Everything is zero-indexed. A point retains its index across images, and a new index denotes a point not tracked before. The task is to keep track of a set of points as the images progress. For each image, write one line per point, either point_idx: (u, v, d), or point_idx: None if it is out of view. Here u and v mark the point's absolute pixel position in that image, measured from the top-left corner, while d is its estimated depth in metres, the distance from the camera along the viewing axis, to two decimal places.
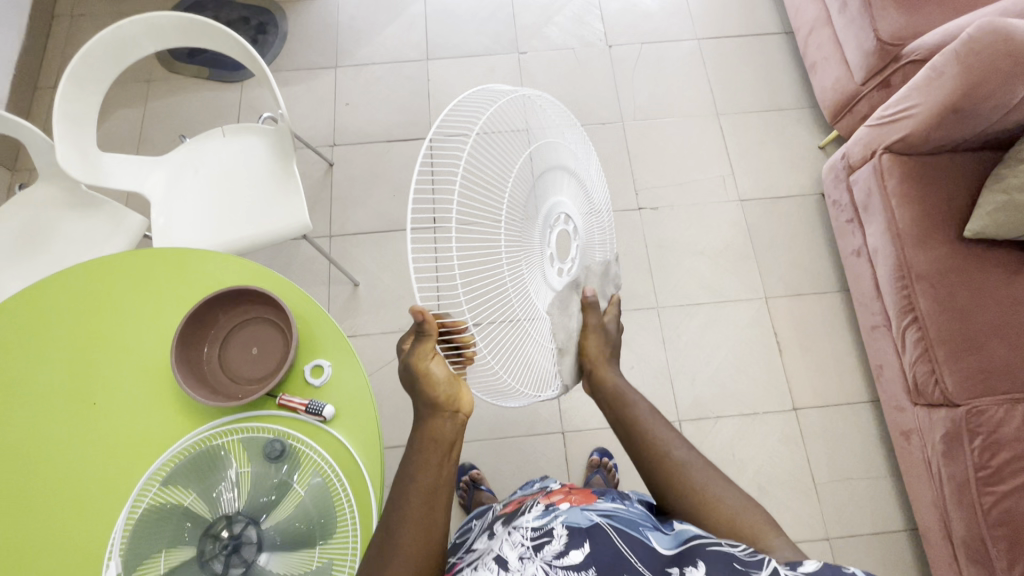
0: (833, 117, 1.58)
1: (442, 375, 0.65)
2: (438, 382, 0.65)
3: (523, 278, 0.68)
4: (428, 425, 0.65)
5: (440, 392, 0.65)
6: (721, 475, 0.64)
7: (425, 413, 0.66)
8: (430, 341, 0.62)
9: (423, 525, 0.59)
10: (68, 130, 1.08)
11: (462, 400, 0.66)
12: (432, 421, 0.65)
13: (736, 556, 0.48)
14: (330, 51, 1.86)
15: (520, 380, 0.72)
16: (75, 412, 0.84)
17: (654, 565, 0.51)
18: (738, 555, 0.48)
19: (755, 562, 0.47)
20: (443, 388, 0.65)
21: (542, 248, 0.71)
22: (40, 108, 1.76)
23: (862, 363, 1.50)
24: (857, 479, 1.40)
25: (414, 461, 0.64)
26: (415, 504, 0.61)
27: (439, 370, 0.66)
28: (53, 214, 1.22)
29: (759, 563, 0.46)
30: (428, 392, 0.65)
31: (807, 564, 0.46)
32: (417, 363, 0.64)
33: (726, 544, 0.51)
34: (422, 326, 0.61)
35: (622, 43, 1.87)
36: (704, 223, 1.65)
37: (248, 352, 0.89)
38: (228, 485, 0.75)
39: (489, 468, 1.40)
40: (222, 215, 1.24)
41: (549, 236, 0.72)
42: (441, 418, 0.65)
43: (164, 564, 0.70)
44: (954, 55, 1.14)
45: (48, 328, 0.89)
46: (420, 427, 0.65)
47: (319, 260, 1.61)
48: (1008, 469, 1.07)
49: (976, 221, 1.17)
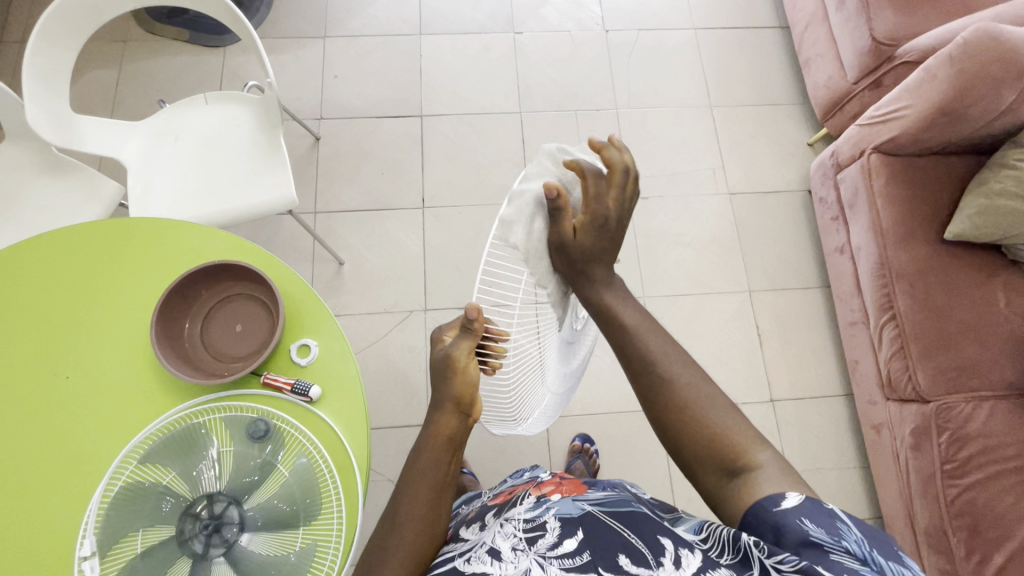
0: (824, 114, 1.60)
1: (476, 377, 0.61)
2: (470, 384, 0.61)
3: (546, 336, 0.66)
4: (443, 416, 0.61)
5: (466, 391, 0.61)
6: None
7: (442, 406, 0.61)
8: (472, 339, 0.61)
9: (425, 503, 0.59)
10: (40, 89, 1.02)
11: (476, 408, 0.62)
12: (444, 416, 0.61)
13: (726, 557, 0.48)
14: (319, 20, 1.79)
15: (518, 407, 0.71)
16: (48, 384, 0.81)
17: (648, 536, 0.51)
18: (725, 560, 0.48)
19: (744, 557, 0.48)
20: (470, 388, 0.61)
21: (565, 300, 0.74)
22: (6, 63, 1.66)
23: (838, 357, 1.54)
24: (828, 469, 1.45)
25: (416, 458, 0.61)
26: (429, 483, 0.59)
27: (475, 372, 0.61)
28: (22, 178, 1.16)
29: (745, 562, 0.47)
30: (455, 388, 0.61)
31: (792, 504, 0.49)
32: (455, 356, 0.61)
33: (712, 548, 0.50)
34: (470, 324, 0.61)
35: (619, 28, 1.84)
36: (693, 215, 1.66)
37: (233, 330, 0.86)
38: (209, 463, 0.73)
39: (472, 452, 1.40)
40: (204, 185, 1.19)
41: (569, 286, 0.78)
42: (452, 414, 0.61)
43: (142, 543, 0.69)
44: (948, 57, 1.15)
45: (20, 297, 0.85)
46: (435, 421, 0.61)
47: (303, 237, 1.57)
48: (972, 463, 1.12)
49: (957, 224, 1.20)
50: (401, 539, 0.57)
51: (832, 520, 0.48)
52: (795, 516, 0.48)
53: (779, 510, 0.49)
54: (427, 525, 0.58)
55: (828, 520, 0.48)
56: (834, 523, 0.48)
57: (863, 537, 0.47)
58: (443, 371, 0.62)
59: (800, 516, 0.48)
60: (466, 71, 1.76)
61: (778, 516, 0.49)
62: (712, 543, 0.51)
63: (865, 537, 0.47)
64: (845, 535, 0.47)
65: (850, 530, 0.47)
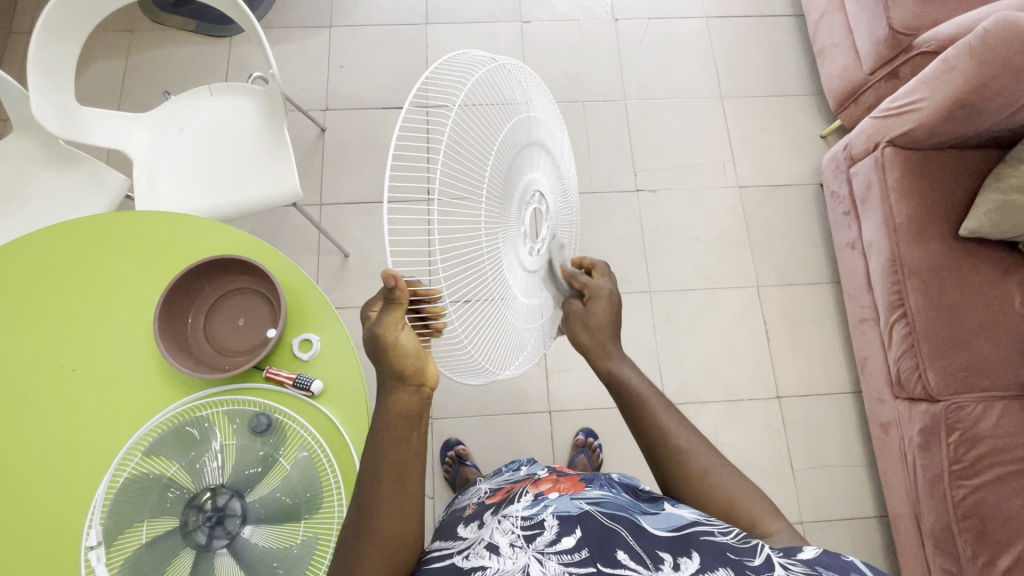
0: (838, 106, 1.56)
1: (412, 347, 0.57)
2: (408, 352, 0.57)
3: (499, 252, 0.63)
4: (399, 394, 0.58)
5: (408, 363, 0.57)
6: (726, 472, 0.59)
7: (391, 383, 0.58)
8: (398, 311, 0.56)
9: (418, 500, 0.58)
10: (44, 81, 1.03)
11: (429, 375, 0.59)
12: (396, 394, 0.58)
13: (729, 544, 0.48)
14: (325, 9, 1.78)
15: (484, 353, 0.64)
16: (54, 376, 0.82)
17: (646, 542, 0.50)
18: (730, 542, 0.49)
19: (748, 549, 0.48)
20: (411, 360, 0.57)
21: (517, 223, 0.67)
22: (14, 54, 1.67)
23: (848, 354, 1.52)
24: (834, 466, 1.44)
25: (374, 439, 0.58)
26: (391, 467, 0.57)
27: (408, 342, 0.57)
28: (30, 170, 1.17)
29: (753, 550, 0.47)
30: (395, 362, 0.57)
31: (807, 555, 0.46)
32: (384, 332, 0.56)
33: (718, 531, 0.51)
34: (391, 293, 0.55)
35: (628, 17, 1.81)
36: (701, 208, 1.64)
37: (235, 322, 0.87)
38: (212, 455, 0.74)
39: (476, 444, 1.41)
40: (208, 176, 1.20)
41: (525, 213, 0.69)
42: (408, 390, 0.58)
43: (147, 533, 0.71)
44: (967, 48, 1.12)
45: (28, 289, 0.86)
46: (390, 399, 0.58)
47: (308, 229, 1.57)
48: (981, 463, 1.10)
49: (972, 221, 1.17)
50: (393, 544, 0.56)
51: (847, 570, 0.43)
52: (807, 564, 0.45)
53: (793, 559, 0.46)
54: (415, 522, 0.58)
55: (841, 569, 0.44)
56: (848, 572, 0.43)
57: None
58: (378, 353, 0.57)
59: (813, 565, 0.45)
60: None
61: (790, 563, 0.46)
62: (720, 528, 0.52)
63: None
64: None
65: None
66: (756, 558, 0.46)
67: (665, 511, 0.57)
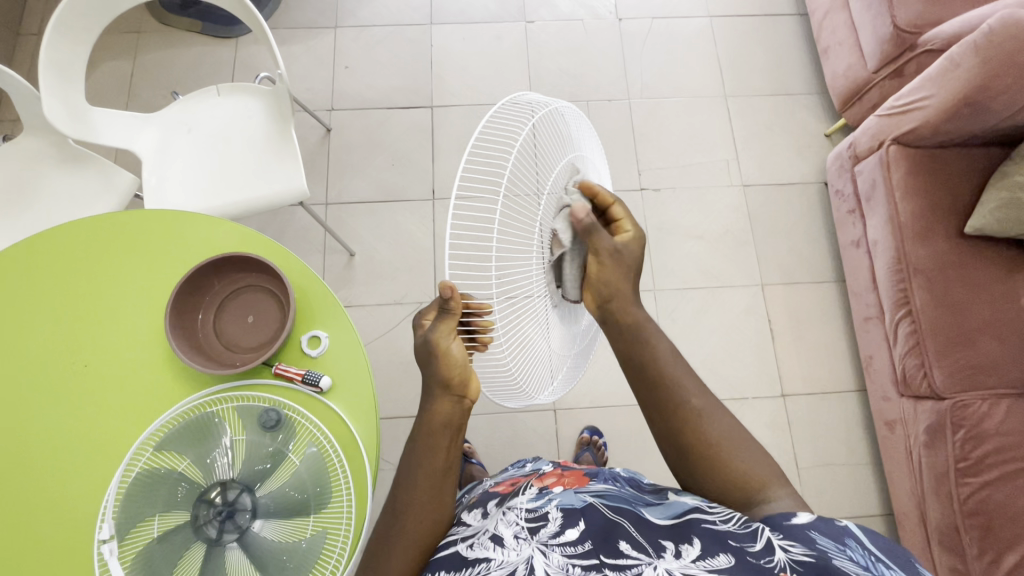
0: (842, 104, 1.56)
1: (461, 357, 0.59)
2: (455, 363, 0.58)
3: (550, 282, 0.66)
4: (440, 403, 0.59)
5: (455, 372, 0.58)
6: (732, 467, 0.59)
7: (434, 392, 0.59)
8: (451, 320, 0.59)
9: (428, 498, 0.58)
10: (55, 82, 1.04)
11: (471, 388, 0.60)
12: (438, 402, 0.59)
13: (730, 531, 0.48)
14: (330, 10, 1.79)
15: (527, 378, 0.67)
16: (66, 372, 0.83)
17: (649, 533, 0.51)
18: (731, 529, 0.49)
19: (748, 534, 0.48)
20: (459, 369, 0.59)
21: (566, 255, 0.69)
22: (23, 55, 1.69)
23: (853, 353, 1.52)
24: (839, 465, 1.44)
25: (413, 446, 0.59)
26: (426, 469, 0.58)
27: (458, 351, 0.59)
28: (41, 170, 1.19)
29: (752, 535, 0.47)
30: (444, 371, 0.58)
31: (801, 519, 0.48)
32: (436, 340, 0.59)
33: (719, 518, 0.51)
34: (446, 304, 0.59)
35: (632, 16, 1.82)
36: (705, 207, 1.64)
37: (245, 320, 0.88)
38: (223, 450, 0.75)
39: (481, 442, 1.41)
40: (216, 176, 1.21)
41: None
42: (447, 398, 0.59)
43: (158, 529, 0.71)
44: (973, 46, 1.12)
45: (40, 286, 0.87)
46: (431, 407, 0.59)
47: (314, 229, 1.58)
48: (987, 461, 1.10)
49: (977, 218, 1.17)
50: (402, 537, 0.57)
51: (842, 536, 0.46)
52: (803, 528, 0.47)
53: (788, 523, 0.48)
54: (425, 516, 0.58)
55: (836, 534, 0.46)
56: (842, 536, 0.46)
57: (878, 555, 0.45)
58: (428, 359, 0.60)
59: (808, 531, 0.47)
60: (477, 62, 1.74)
61: (787, 528, 0.48)
62: (718, 512, 0.52)
63: (882, 555, 0.45)
64: (855, 550, 0.45)
65: (862, 545, 0.45)
66: (757, 543, 0.46)
67: (669, 501, 0.58)
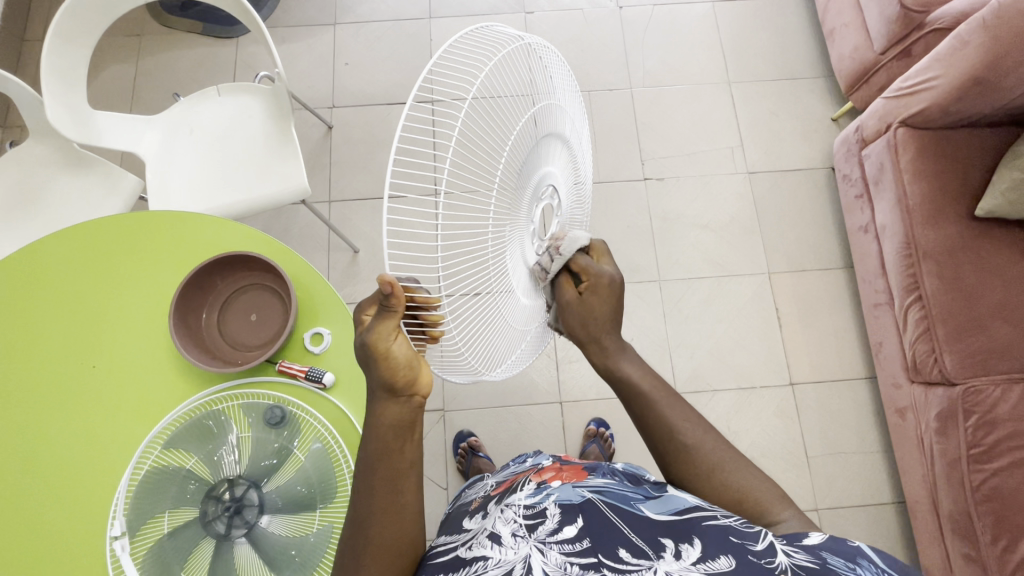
0: (849, 88, 1.53)
1: (403, 358, 0.54)
2: (399, 365, 0.53)
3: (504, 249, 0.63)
4: (386, 404, 0.55)
5: (398, 376, 0.53)
6: (737, 465, 0.58)
7: (379, 393, 0.55)
8: (392, 318, 0.52)
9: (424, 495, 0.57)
10: (56, 86, 1.05)
11: (418, 387, 0.55)
12: (384, 403, 0.55)
13: (731, 529, 0.49)
14: (329, 6, 1.78)
15: (481, 357, 0.65)
16: (75, 374, 0.84)
17: (650, 533, 0.50)
18: (734, 528, 0.49)
19: (751, 534, 0.48)
20: (403, 372, 0.54)
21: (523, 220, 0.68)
22: (29, 61, 1.71)
23: (862, 340, 1.50)
24: (850, 453, 1.42)
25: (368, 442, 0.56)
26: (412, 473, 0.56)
27: (401, 351, 0.54)
28: (45, 174, 1.20)
29: (755, 536, 0.48)
30: (386, 374, 0.53)
31: (813, 540, 0.47)
32: (375, 342, 0.53)
33: (721, 515, 0.52)
34: (387, 301, 0.52)
35: (633, 4, 1.79)
36: (710, 195, 1.62)
37: (247, 318, 0.89)
38: (229, 448, 0.76)
39: (488, 435, 1.42)
40: (219, 176, 1.21)
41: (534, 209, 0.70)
42: (393, 400, 0.55)
43: (169, 524, 0.73)
44: (981, 23, 1.09)
45: (46, 291, 0.88)
46: (377, 410, 0.55)
47: (318, 227, 1.59)
48: (1001, 447, 1.08)
49: (988, 201, 1.15)
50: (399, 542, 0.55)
51: (854, 555, 0.45)
52: (815, 548, 0.46)
53: (801, 543, 0.47)
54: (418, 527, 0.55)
55: (850, 555, 0.45)
56: (856, 557, 0.44)
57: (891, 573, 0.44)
58: (368, 358, 0.54)
59: (820, 550, 0.46)
60: None
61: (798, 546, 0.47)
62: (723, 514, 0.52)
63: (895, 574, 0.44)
64: (867, 569, 0.44)
65: (875, 565, 0.44)
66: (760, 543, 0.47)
67: (670, 497, 0.57)
